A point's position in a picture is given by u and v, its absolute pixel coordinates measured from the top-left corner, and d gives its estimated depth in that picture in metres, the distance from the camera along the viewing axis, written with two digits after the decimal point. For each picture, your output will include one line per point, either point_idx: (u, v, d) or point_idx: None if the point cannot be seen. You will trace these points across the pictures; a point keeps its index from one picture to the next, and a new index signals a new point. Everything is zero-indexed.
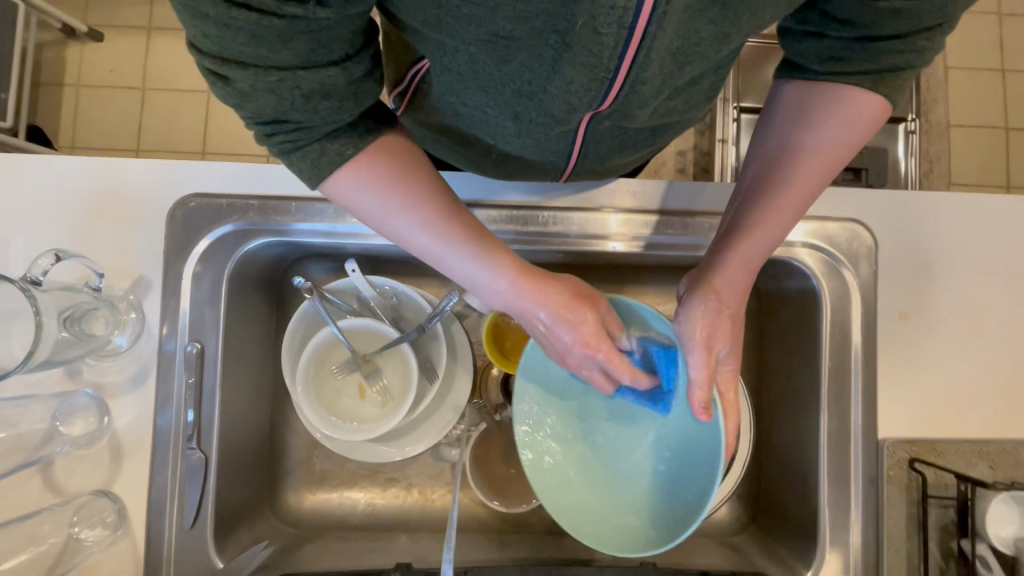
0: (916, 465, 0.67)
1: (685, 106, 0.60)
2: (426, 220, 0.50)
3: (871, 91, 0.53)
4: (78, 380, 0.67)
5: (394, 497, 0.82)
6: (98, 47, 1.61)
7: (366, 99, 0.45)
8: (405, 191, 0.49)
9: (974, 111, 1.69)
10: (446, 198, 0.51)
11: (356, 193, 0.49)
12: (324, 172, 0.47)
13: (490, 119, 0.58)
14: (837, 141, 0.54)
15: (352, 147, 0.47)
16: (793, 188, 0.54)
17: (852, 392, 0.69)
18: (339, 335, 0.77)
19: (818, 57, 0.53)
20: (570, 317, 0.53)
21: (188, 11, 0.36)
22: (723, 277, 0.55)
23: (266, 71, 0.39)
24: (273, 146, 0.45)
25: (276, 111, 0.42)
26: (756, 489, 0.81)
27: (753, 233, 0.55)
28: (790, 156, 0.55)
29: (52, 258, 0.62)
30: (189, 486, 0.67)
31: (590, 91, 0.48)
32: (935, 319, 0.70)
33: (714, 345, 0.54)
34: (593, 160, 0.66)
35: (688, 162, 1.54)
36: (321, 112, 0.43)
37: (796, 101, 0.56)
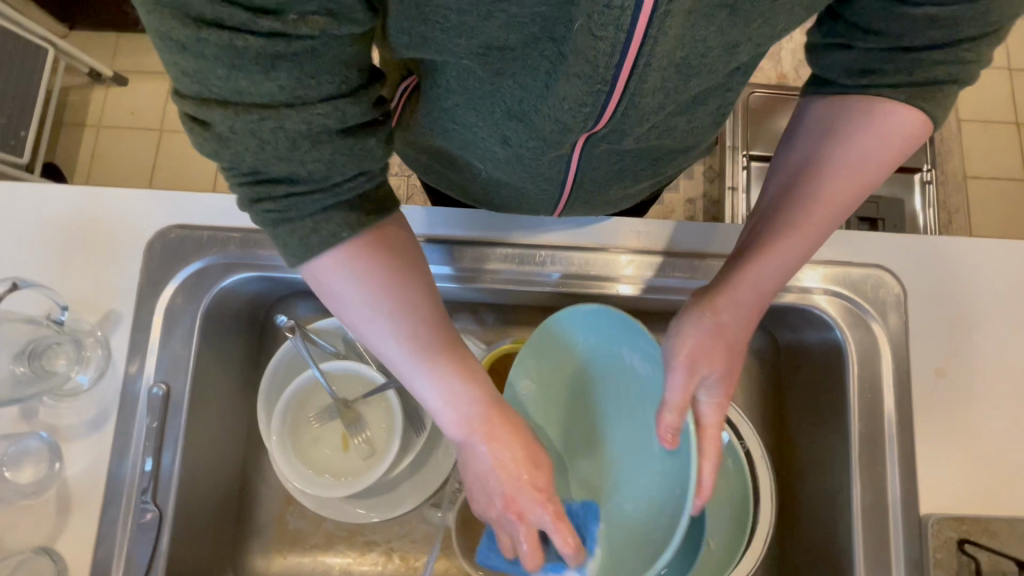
0: (966, 548, 0.58)
1: (686, 129, 0.57)
2: (414, 331, 0.47)
3: (908, 104, 0.48)
4: (34, 422, 0.62)
5: (372, 564, 0.74)
6: (122, 90, 1.67)
7: (366, 157, 0.41)
8: (406, 305, 0.46)
9: (991, 163, 1.66)
10: (441, 316, 0.48)
11: (347, 286, 0.45)
12: (313, 253, 0.43)
13: (479, 142, 0.57)
14: (864, 153, 0.50)
15: (346, 229, 0.43)
16: (812, 207, 0.51)
17: (887, 458, 0.62)
18: (321, 378, 0.72)
19: (846, 68, 0.50)
20: (525, 472, 0.48)
21: (164, 43, 0.33)
22: (727, 299, 0.52)
23: (246, 108, 0.36)
24: (255, 212, 0.41)
25: (255, 160, 0.39)
26: (780, 568, 0.72)
27: (760, 252, 0.51)
28: (810, 174, 0.51)
29: (7, 285, 0.60)
30: (140, 545, 0.60)
31: (585, 107, 0.45)
32: (977, 377, 0.63)
33: (700, 369, 0.50)
34: (588, 190, 0.64)
35: (698, 209, 1.51)
36: (311, 165, 0.39)
37: (822, 114, 0.52)
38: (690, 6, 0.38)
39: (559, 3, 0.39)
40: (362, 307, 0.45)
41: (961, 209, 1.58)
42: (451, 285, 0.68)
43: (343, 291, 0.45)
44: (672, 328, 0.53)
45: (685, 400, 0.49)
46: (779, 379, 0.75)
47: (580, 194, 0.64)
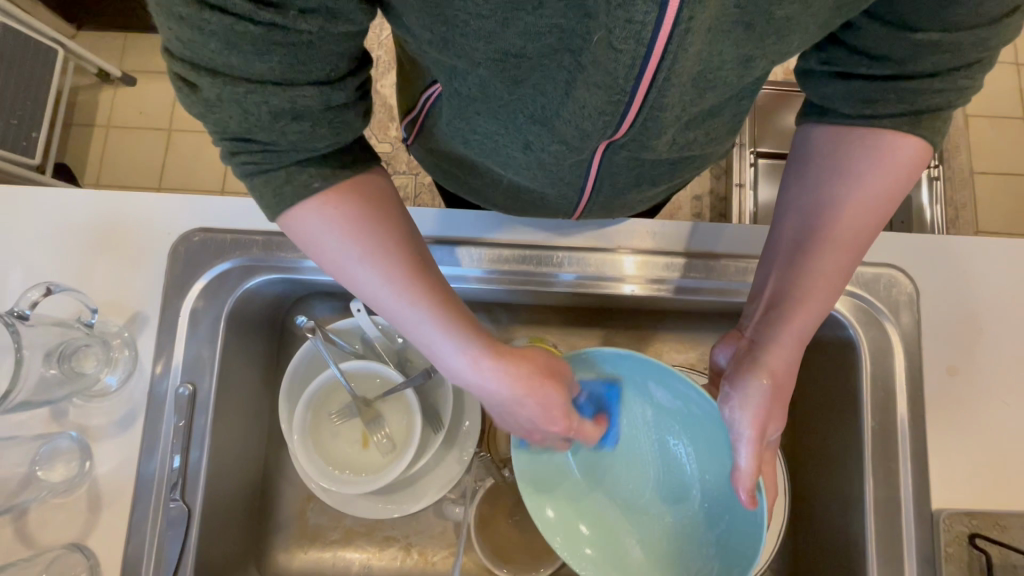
0: (978, 542, 0.59)
1: (706, 139, 0.58)
2: (388, 271, 0.46)
3: (909, 133, 0.49)
4: (64, 422, 0.63)
5: (391, 559, 0.75)
6: (130, 90, 1.67)
7: (345, 131, 0.43)
8: (376, 242, 0.46)
9: (998, 159, 1.66)
10: (419, 255, 0.48)
11: (325, 233, 0.45)
12: (287, 202, 0.44)
13: (500, 149, 0.58)
14: (877, 191, 0.50)
15: (320, 178, 0.44)
16: (835, 254, 0.51)
17: (899, 454, 0.63)
18: (340, 378, 0.73)
19: (850, 98, 0.50)
20: (534, 396, 0.51)
21: (163, 12, 0.34)
22: (776, 359, 0.52)
23: (234, 80, 0.37)
24: (236, 166, 0.42)
25: (239, 127, 0.40)
26: (792, 561, 0.73)
27: (801, 308, 0.51)
28: (825, 216, 0.51)
29: (42, 291, 0.59)
30: (169, 541, 0.61)
31: (604, 115, 0.46)
32: (988, 375, 0.64)
33: (768, 430, 0.53)
34: (607, 197, 0.65)
35: (704, 207, 1.52)
36: (290, 135, 0.40)
37: (830, 145, 0.52)
38: (710, 20, 0.39)
39: (576, 18, 0.39)
40: (342, 253, 0.46)
41: (967, 205, 1.58)
42: (470, 285, 0.69)
43: (322, 238, 0.46)
44: (728, 394, 0.53)
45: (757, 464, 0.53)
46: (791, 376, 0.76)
47: (598, 196, 0.65)
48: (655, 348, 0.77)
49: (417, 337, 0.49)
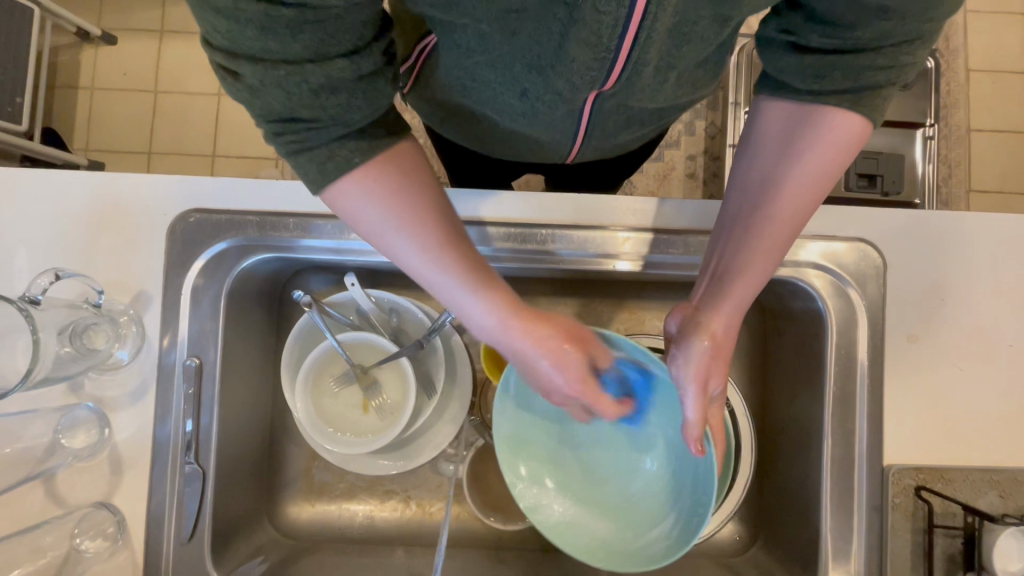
0: (922, 493, 0.66)
1: (690, 87, 0.60)
2: (425, 242, 0.50)
3: (848, 111, 0.51)
4: (81, 394, 0.67)
5: (392, 510, 0.82)
6: (113, 51, 1.63)
7: (377, 100, 0.45)
8: (412, 210, 0.49)
9: (998, 113, 1.64)
10: (454, 228, 0.51)
11: (362, 204, 0.48)
12: (331, 177, 0.46)
13: (496, 97, 0.59)
14: (822, 167, 0.52)
15: (359, 152, 0.46)
16: (778, 228, 0.54)
17: (857, 416, 0.68)
18: (338, 348, 0.77)
19: (801, 72, 0.51)
20: (559, 363, 0.55)
21: (207, 10, 0.37)
22: (716, 321, 0.56)
23: (274, 64, 0.39)
24: (285, 149, 0.45)
25: (283, 107, 0.42)
26: (758, 509, 0.80)
27: (740, 278, 0.55)
28: (781, 194, 0.53)
29: (52, 276, 0.62)
30: (188, 498, 0.67)
31: (592, 71, 0.50)
32: (946, 342, 0.68)
33: (711, 385, 0.57)
34: (599, 140, 0.68)
35: (698, 167, 1.53)
36: (329, 108, 0.43)
37: (787, 124, 0.53)
38: None
39: None
40: (379, 220, 0.49)
41: (962, 162, 1.59)
42: None
43: (362, 206, 0.48)
44: (676, 354, 0.58)
45: (703, 416, 0.57)
46: (765, 341, 0.81)
47: (591, 141, 0.68)
48: (639, 317, 0.82)
49: (451, 299, 0.53)
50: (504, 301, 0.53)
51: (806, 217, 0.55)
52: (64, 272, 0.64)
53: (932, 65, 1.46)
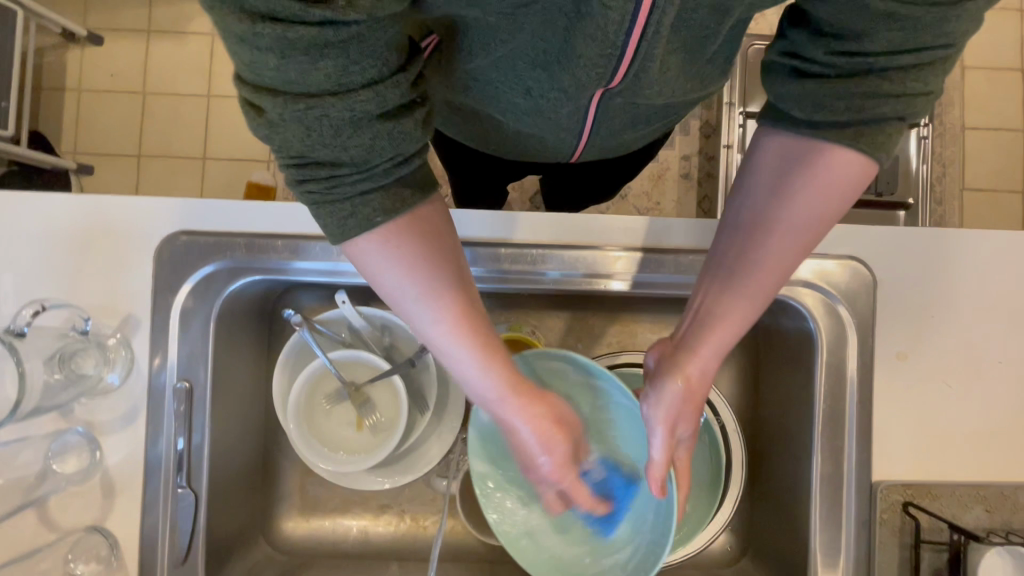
0: (910, 509, 0.67)
1: (698, 84, 0.60)
2: (443, 314, 0.49)
3: (848, 146, 0.50)
4: (70, 418, 0.67)
5: (387, 524, 0.83)
6: (99, 52, 1.60)
7: (402, 138, 0.42)
8: (433, 283, 0.48)
9: (994, 111, 1.63)
10: (473, 305, 0.51)
11: (381, 265, 0.47)
12: (349, 232, 0.45)
13: (501, 96, 0.59)
14: (811, 215, 0.52)
15: (381, 213, 0.44)
16: (757, 273, 0.54)
17: (846, 433, 0.68)
18: (330, 366, 0.77)
19: (804, 101, 0.50)
20: (546, 445, 0.56)
21: (225, 36, 0.35)
22: (694, 365, 0.56)
23: (296, 97, 0.38)
24: (305, 192, 0.43)
25: (305, 147, 0.40)
26: (749, 520, 0.81)
27: (719, 322, 0.55)
28: (766, 232, 0.53)
29: (34, 308, 0.62)
30: (181, 520, 0.67)
31: (599, 67, 0.49)
32: (935, 358, 0.68)
33: (677, 429, 0.58)
34: (605, 137, 0.67)
35: (693, 167, 1.53)
36: (352, 147, 0.41)
37: (784, 161, 0.52)
38: None
39: None
40: (396, 283, 0.48)
41: (956, 160, 1.58)
42: None
43: (379, 264, 0.47)
44: (649, 395, 0.59)
45: (667, 458, 0.58)
46: (756, 354, 0.81)
47: (596, 139, 0.67)
48: (631, 330, 0.82)
49: (452, 365, 0.53)
50: (510, 377, 0.53)
51: (794, 262, 0.55)
52: (49, 304, 0.65)
53: None
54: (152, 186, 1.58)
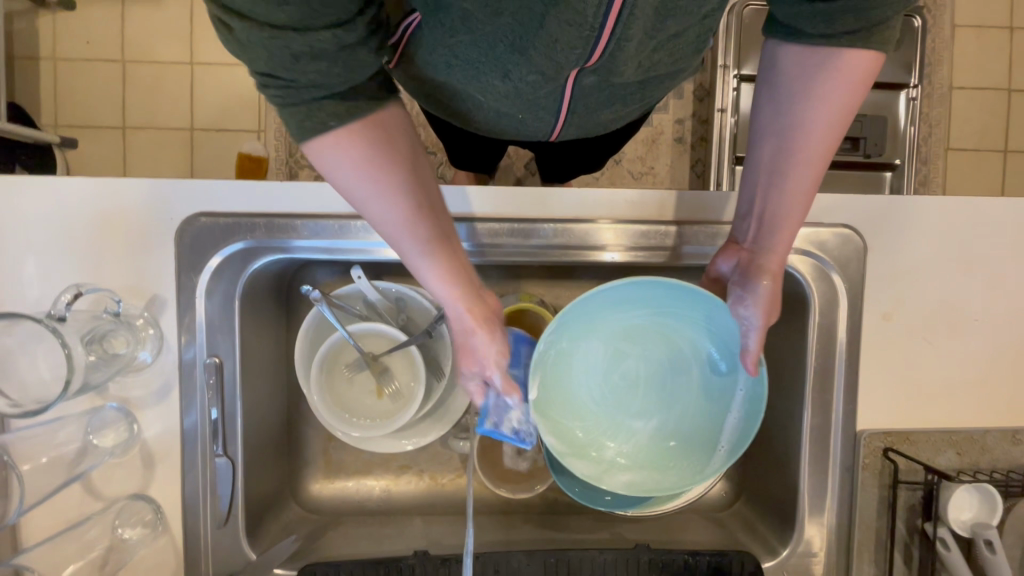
0: (890, 454, 0.73)
1: (670, 61, 0.59)
2: (402, 212, 0.48)
3: (862, 49, 0.51)
4: (105, 395, 0.70)
5: (407, 483, 0.89)
6: (68, 15, 1.49)
7: (358, 71, 0.43)
8: (389, 177, 0.47)
9: (981, 70, 1.65)
10: (430, 201, 0.49)
11: (337, 164, 0.46)
12: (308, 133, 0.44)
13: (479, 76, 0.59)
14: (831, 114, 0.54)
15: (335, 117, 0.44)
16: (806, 169, 0.56)
17: (835, 388, 0.74)
18: (348, 339, 0.81)
19: (813, 19, 0.51)
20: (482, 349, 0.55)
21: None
22: (771, 259, 0.60)
23: (259, 25, 0.38)
24: (268, 98, 0.44)
25: (268, 67, 0.41)
26: (743, 467, 0.88)
27: (784, 220, 0.59)
28: (800, 138, 0.55)
29: (72, 292, 0.65)
30: (220, 485, 0.72)
31: (575, 49, 0.51)
32: (917, 317, 0.74)
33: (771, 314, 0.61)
34: (582, 116, 0.67)
35: (686, 131, 1.53)
36: (310, 74, 0.41)
37: (797, 69, 0.54)
38: None
39: None
40: (354, 181, 0.47)
41: (942, 120, 1.61)
42: None
43: (338, 171, 0.46)
44: (739, 295, 0.61)
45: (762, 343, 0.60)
46: None
47: (573, 118, 0.67)
48: None
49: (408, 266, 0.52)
50: (458, 276, 0.52)
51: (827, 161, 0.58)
52: (86, 288, 0.67)
53: (920, 25, 1.46)
54: (140, 159, 1.54)
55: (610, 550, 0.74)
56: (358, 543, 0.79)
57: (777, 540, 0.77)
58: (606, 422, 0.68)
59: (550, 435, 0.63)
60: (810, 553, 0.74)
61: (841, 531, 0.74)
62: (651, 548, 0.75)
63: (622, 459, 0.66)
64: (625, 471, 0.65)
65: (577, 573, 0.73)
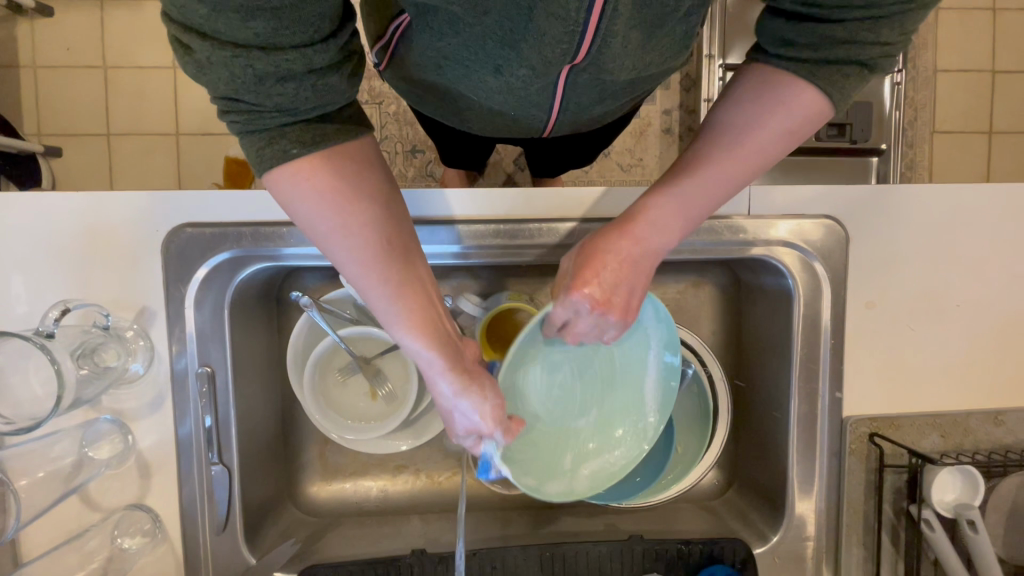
0: (875, 439, 0.75)
1: (660, 59, 0.59)
2: (362, 254, 0.47)
3: (814, 86, 0.48)
4: (98, 408, 0.70)
5: (404, 483, 0.90)
6: (48, 22, 1.47)
7: (330, 91, 0.42)
8: (352, 216, 0.45)
9: (966, 53, 1.65)
10: (394, 244, 0.48)
11: (296, 197, 0.45)
12: (267, 161, 0.43)
13: (471, 74, 0.59)
14: (765, 132, 0.50)
15: (297, 143, 0.43)
16: (718, 162, 0.51)
17: (821, 377, 0.75)
18: (340, 343, 0.81)
19: (776, 37, 0.49)
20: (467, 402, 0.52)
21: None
22: (643, 221, 0.53)
23: (221, 44, 0.38)
24: (229, 123, 0.43)
25: (229, 90, 0.40)
26: (734, 456, 0.89)
27: (678, 195, 0.52)
28: (726, 142, 0.51)
29: (60, 310, 0.64)
30: (217, 492, 0.72)
31: (563, 44, 0.50)
32: (900, 305, 0.75)
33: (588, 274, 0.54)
34: (575, 110, 0.66)
35: (674, 122, 1.53)
36: (275, 96, 0.41)
37: (753, 91, 0.50)
38: None
39: None
40: (313, 218, 0.45)
41: (927, 103, 1.61)
42: (452, 260, 0.75)
43: (296, 202, 0.45)
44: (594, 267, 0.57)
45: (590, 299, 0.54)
46: (740, 307, 0.88)
47: (566, 114, 0.67)
48: None
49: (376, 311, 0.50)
50: (431, 324, 0.50)
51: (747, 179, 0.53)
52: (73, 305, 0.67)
53: None
54: (126, 166, 1.52)
55: (605, 542, 0.76)
56: (356, 544, 0.80)
57: (768, 526, 0.78)
58: (556, 431, 0.67)
59: (525, 474, 0.63)
60: (800, 538, 0.76)
61: (830, 516, 0.76)
62: (645, 539, 0.77)
63: (581, 456, 0.68)
64: (586, 463, 0.68)
65: (572, 566, 0.74)
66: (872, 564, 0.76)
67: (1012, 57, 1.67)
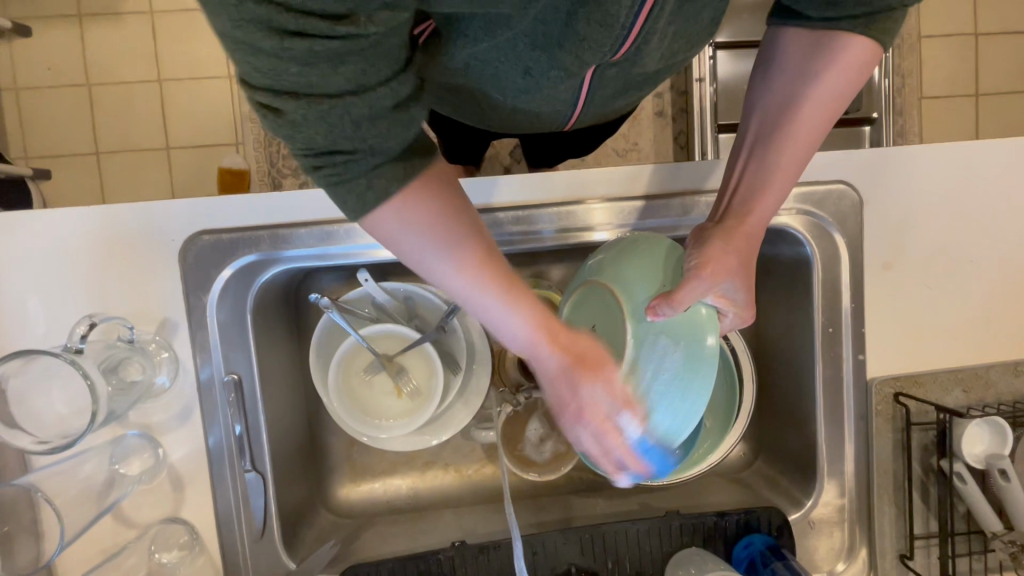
0: (901, 399, 0.76)
1: (687, 46, 0.60)
2: (466, 262, 0.45)
3: (864, 36, 0.52)
4: (126, 424, 0.69)
5: (433, 478, 0.90)
6: (27, 43, 1.44)
7: (415, 123, 0.41)
8: (450, 231, 0.44)
9: (948, 18, 1.66)
10: (491, 248, 0.47)
11: (400, 231, 0.44)
12: (370, 205, 0.42)
13: (500, 75, 0.59)
14: (832, 93, 0.54)
15: (396, 180, 0.42)
16: (797, 138, 0.55)
17: (843, 342, 0.76)
18: (362, 342, 0.81)
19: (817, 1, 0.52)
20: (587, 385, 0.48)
21: (240, 49, 0.34)
22: (759, 213, 0.57)
23: (318, 98, 0.36)
24: (319, 181, 0.41)
25: (326, 143, 0.38)
26: (759, 428, 0.90)
27: (773, 181, 0.56)
28: (789, 114, 0.55)
29: (87, 324, 0.65)
30: (253, 499, 0.72)
31: (605, 48, 0.51)
32: (916, 265, 0.76)
33: (724, 279, 0.55)
34: (598, 105, 0.67)
35: (666, 104, 1.53)
36: (372, 139, 0.39)
37: (793, 49, 0.55)
38: None
39: None
40: (419, 245, 0.45)
41: (914, 70, 1.62)
42: None
43: (398, 235, 0.44)
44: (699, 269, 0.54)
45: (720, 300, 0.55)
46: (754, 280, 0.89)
47: (589, 108, 0.67)
48: None
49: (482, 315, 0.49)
50: (538, 314, 0.48)
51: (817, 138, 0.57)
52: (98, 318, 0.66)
53: None
54: (118, 184, 1.50)
55: (643, 519, 0.76)
56: (393, 542, 0.80)
57: (801, 492, 0.79)
58: None
59: None
60: (833, 502, 0.77)
61: (861, 477, 0.77)
62: (681, 514, 0.77)
63: None
64: None
65: (613, 545, 0.75)
66: (905, 523, 0.77)
67: (993, 18, 1.68)
